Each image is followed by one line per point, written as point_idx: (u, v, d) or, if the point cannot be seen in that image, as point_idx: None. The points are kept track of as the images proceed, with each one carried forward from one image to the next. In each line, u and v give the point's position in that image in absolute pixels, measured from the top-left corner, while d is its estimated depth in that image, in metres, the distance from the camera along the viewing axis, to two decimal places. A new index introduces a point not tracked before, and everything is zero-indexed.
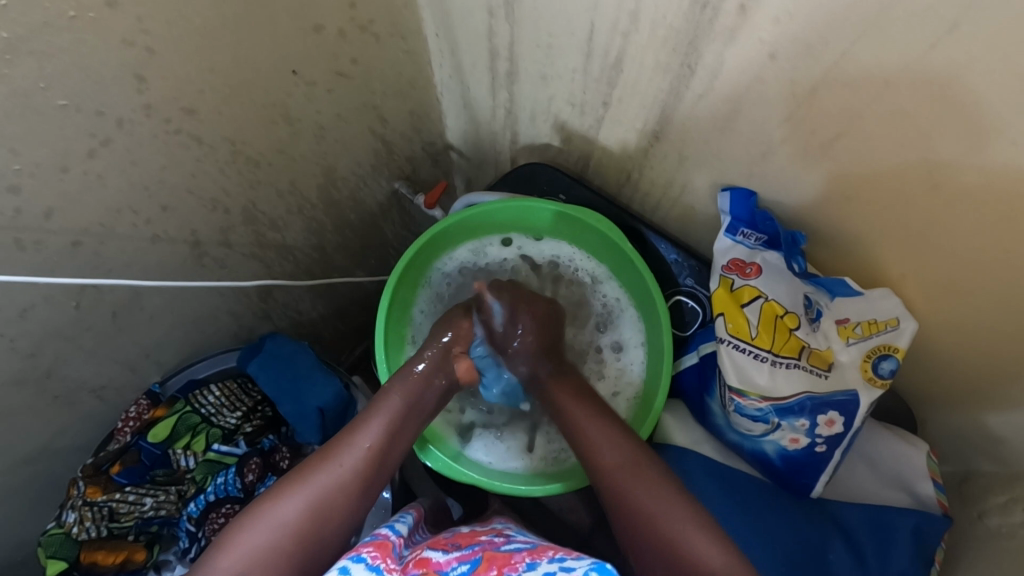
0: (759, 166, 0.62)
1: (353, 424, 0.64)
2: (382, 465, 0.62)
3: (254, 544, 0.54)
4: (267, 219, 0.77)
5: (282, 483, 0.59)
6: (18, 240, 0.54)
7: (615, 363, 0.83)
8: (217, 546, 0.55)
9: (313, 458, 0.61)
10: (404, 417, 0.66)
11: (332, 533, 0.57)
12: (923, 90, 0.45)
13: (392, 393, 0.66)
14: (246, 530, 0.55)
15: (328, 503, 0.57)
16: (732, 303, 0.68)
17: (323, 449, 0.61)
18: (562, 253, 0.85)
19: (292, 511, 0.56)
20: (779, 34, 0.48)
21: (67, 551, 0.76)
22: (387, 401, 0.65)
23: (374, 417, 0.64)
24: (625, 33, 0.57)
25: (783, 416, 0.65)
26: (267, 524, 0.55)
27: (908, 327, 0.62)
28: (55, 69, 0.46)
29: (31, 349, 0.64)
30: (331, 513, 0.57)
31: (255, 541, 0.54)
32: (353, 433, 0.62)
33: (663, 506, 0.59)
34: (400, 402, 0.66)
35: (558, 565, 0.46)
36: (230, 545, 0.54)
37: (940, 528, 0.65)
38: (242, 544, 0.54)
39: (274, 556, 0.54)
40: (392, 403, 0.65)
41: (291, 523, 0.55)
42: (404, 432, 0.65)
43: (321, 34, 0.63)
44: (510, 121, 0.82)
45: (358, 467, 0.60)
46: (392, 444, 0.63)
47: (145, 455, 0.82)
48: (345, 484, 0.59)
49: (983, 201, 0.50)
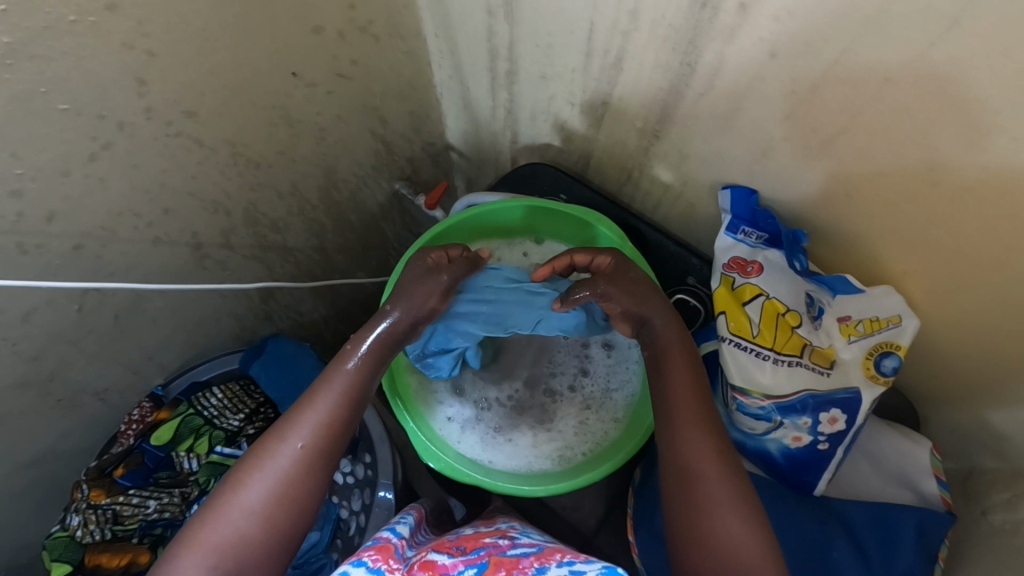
0: (760, 164, 0.62)
1: (306, 396, 0.61)
2: (338, 436, 0.59)
3: (221, 536, 0.53)
4: (268, 221, 0.77)
5: (241, 465, 0.57)
6: (20, 244, 0.54)
7: (606, 365, 0.81)
8: (185, 539, 0.54)
9: (269, 436, 0.58)
10: (362, 379, 0.62)
11: (298, 517, 0.56)
12: (924, 86, 0.45)
13: (346, 359, 0.63)
14: (212, 523, 0.54)
15: (291, 487, 0.56)
16: (733, 302, 0.67)
17: (279, 426, 0.59)
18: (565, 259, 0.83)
19: (256, 499, 0.55)
20: (779, 31, 0.48)
21: (72, 554, 0.77)
22: (334, 375, 0.62)
23: (328, 388, 0.61)
24: (625, 31, 0.57)
25: (785, 414, 0.65)
26: (232, 515, 0.54)
27: (909, 324, 0.62)
28: (56, 73, 0.46)
29: (34, 353, 0.64)
30: (294, 497, 0.56)
31: (222, 534, 0.53)
32: (307, 406, 0.59)
33: (705, 480, 0.57)
34: (353, 369, 0.62)
35: (567, 570, 0.46)
36: (198, 539, 0.53)
37: (943, 526, 0.65)
38: (209, 539, 0.53)
39: (243, 546, 0.53)
40: (339, 378, 0.61)
41: (255, 512, 0.54)
42: (364, 392, 0.62)
43: (321, 36, 0.63)
44: (509, 121, 0.82)
45: (319, 444, 0.58)
46: (348, 410, 0.61)
47: (148, 457, 0.84)
48: (305, 460, 0.57)
49: (985, 197, 0.50)
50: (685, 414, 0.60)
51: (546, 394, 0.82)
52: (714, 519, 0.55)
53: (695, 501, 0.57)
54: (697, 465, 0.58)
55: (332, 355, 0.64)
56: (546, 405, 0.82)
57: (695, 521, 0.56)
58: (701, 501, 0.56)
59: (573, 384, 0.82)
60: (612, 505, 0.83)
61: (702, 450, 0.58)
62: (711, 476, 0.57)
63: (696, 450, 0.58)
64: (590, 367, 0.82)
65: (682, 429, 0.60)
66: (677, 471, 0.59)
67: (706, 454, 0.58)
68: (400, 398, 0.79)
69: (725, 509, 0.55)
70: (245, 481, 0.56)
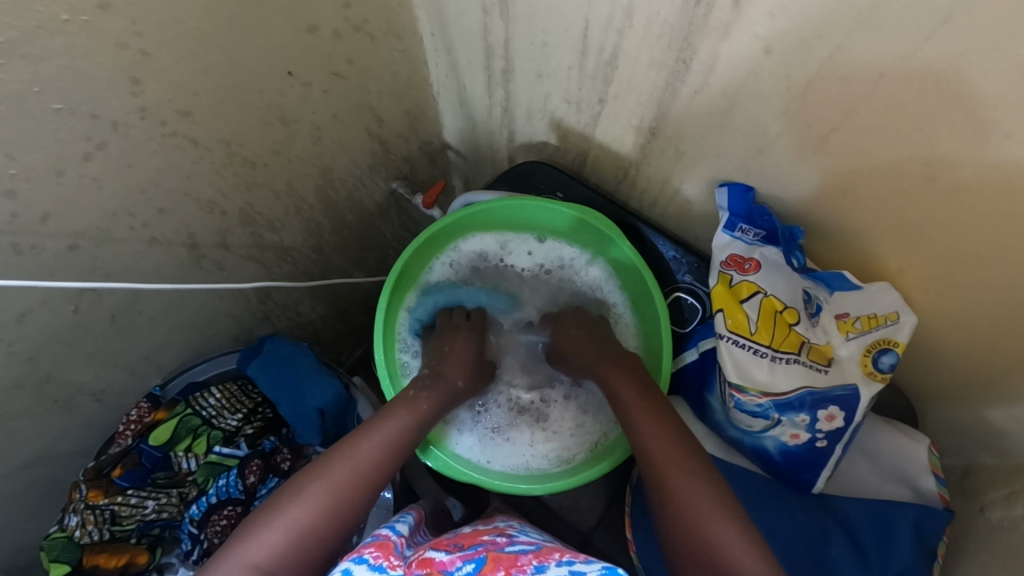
0: (755, 160, 0.62)
1: (367, 426, 0.64)
2: (391, 469, 0.61)
3: (276, 535, 0.52)
4: (265, 221, 0.77)
5: (298, 478, 0.58)
6: (15, 244, 0.54)
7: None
8: (235, 542, 0.53)
9: (329, 455, 0.60)
10: (417, 426, 0.66)
11: (347, 530, 0.56)
12: (920, 82, 0.45)
13: (409, 405, 0.67)
14: (265, 525, 0.53)
15: (344, 502, 0.56)
16: (731, 299, 0.67)
17: (336, 448, 0.61)
18: (563, 256, 0.84)
19: (312, 505, 0.55)
20: (773, 27, 0.48)
21: (69, 555, 0.77)
22: (397, 415, 0.65)
23: (386, 423, 0.64)
24: (620, 29, 0.57)
25: (783, 411, 0.65)
26: (288, 520, 0.54)
27: (908, 321, 0.62)
28: (48, 73, 0.46)
29: (30, 354, 0.64)
30: (346, 510, 0.56)
31: (280, 535, 0.53)
32: (367, 434, 0.62)
33: (681, 474, 0.57)
34: (414, 415, 0.66)
35: (567, 569, 0.46)
36: (249, 539, 0.52)
37: (940, 522, 0.65)
38: (264, 537, 0.52)
39: (295, 549, 0.52)
40: (403, 418, 0.65)
41: (310, 519, 0.54)
42: (415, 438, 0.66)
43: (316, 35, 0.63)
44: (506, 120, 0.82)
45: (377, 468, 0.60)
46: (402, 450, 0.63)
47: (146, 457, 0.82)
48: (361, 479, 0.58)
49: (981, 193, 0.50)
50: (646, 418, 0.63)
51: (540, 396, 0.83)
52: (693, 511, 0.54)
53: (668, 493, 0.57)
54: (675, 464, 0.58)
55: (394, 401, 0.67)
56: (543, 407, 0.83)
57: (677, 516, 0.55)
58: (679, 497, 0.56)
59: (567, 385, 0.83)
60: (611, 504, 0.82)
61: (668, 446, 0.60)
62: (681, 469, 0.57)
63: (658, 450, 0.60)
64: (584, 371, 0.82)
65: (661, 436, 0.61)
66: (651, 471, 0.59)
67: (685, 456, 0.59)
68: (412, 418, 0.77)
69: (704, 503, 0.54)
70: (305, 488, 0.56)
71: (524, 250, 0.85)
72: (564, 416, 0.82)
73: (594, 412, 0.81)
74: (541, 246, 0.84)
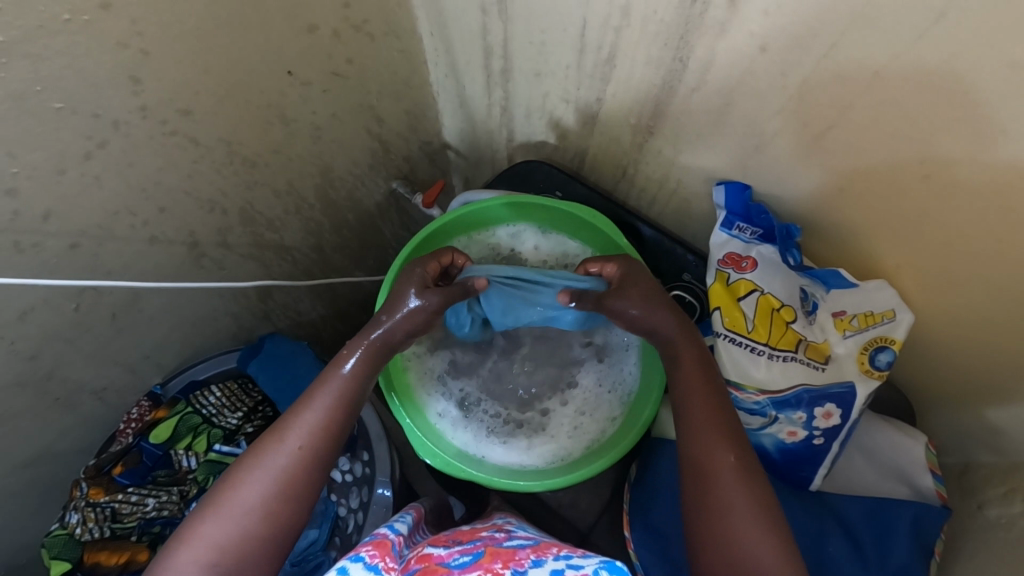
0: (753, 159, 0.62)
1: (302, 400, 0.60)
2: (332, 439, 0.59)
3: (216, 536, 0.52)
4: (265, 220, 0.78)
5: (237, 466, 0.56)
6: (17, 243, 0.54)
7: (596, 373, 0.81)
8: (178, 540, 0.53)
9: (264, 439, 0.58)
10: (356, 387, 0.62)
11: (290, 515, 0.55)
12: (915, 81, 0.45)
13: (342, 363, 0.62)
14: (208, 520, 0.53)
15: (281, 490, 0.55)
16: (728, 298, 0.67)
17: (277, 427, 0.58)
18: (569, 250, 0.82)
19: (253, 499, 0.54)
20: (769, 26, 0.48)
21: (71, 552, 0.77)
22: (328, 381, 0.61)
23: (323, 394, 0.60)
24: (616, 28, 0.57)
25: (780, 409, 0.66)
26: (226, 517, 0.53)
27: (904, 319, 0.62)
28: (50, 72, 0.46)
29: (31, 352, 0.64)
30: (291, 496, 0.55)
31: (218, 533, 0.52)
32: (304, 409, 0.59)
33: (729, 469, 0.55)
34: (348, 373, 0.61)
35: (564, 564, 0.46)
36: (191, 537, 0.52)
37: (938, 519, 0.65)
38: (203, 536, 0.52)
39: (240, 546, 0.52)
40: (332, 381, 0.61)
41: (250, 513, 0.53)
42: (359, 401, 0.62)
43: (316, 35, 0.64)
44: (505, 119, 0.82)
45: (315, 445, 0.57)
46: (346, 415, 0.60)
47: (146, 456, 0.83)
48: (300, 464, 0.56)
49: (977, 191, 0.50)
50: (699, 398, 0.60)
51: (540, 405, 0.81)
52: (724, 508, 0.54)
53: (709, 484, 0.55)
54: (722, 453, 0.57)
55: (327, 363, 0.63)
56: (542, 414, 0.81)
57: (702, 516, 0.55)
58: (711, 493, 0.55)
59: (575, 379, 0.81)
60: (610, 502, 0.83)
61: (723, 428, 0.58)
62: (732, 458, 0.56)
63: (704, 442, 0.58)
64: (583, 374, 0.81)
65: (699, 423, 0.59)
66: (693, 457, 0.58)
67: (717, 446, 0.57)
68: (404, 411, 0.78)
69: (738, 499, 0.54)
70: (242, 477, 0.55)
71: (531, 245, 0.83)
72: (563, 421, 0.80)
73: (593, 415, 0.79)
74: (549, 241, 0.83)
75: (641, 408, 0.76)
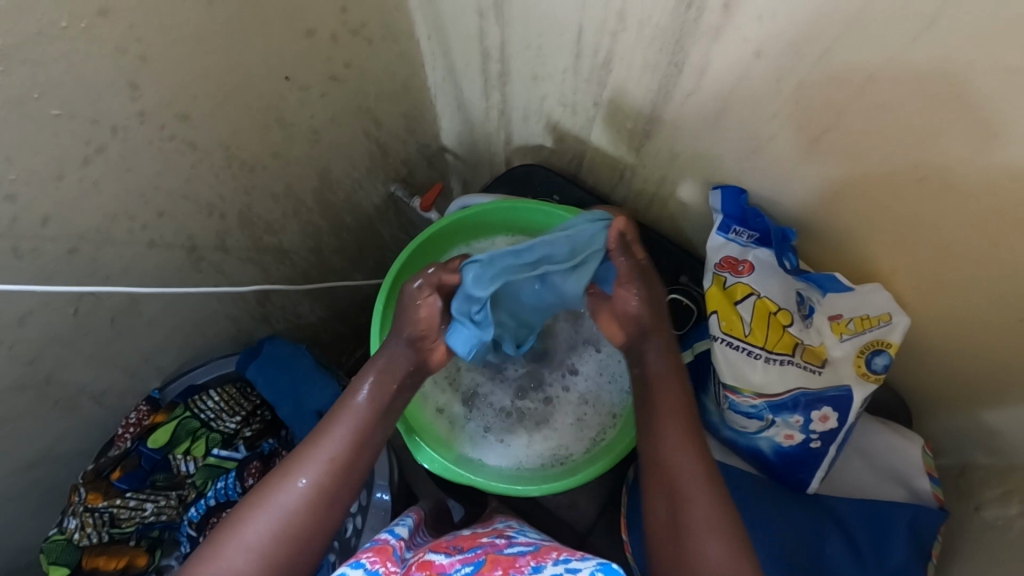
0: (749, 162, 0.62)
1: (316, 434, 0.62)
2: (346, 475, 0.61)
3: (229, 564, 0.53)
4: (263, 223, 0.78)
5: (250, 497, 0.58)
6: (16, 248, 0.54)
7: (595, 367, 0.82)
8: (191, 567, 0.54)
9: (278, 471, 0.60)
10: (369, 423, 0.64)
11: (302, 547, 0.56)
12: (908, 85, 0.45)
13: (354, 398, 0.64)
14: (221, 548, 0.54)
15: (297, 516, 0.57)
16: (725, 301, 0.67)
17: (290, 460, 0.60)
18: None
19: (267, 529, 0.55)
20: (764, 31, 0.48)
21: (69, 557, 0.78)
22: (343, 416, 0.63)
23: (336, 428, 0.62)
24: (613, 32, 0.57)
25: (777, 412, 0.66)
26: (242, 543, 0.55)
27: (900, 322, 0.62)
28: (48, 78, 0.46)
29: (30, 356, 0.64)
30: (309, 523, 0.57)
31: (231, 562, 0.53)
32: (318, 443, 0.61)
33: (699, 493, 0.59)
34: (360, 410, 0.64)
35: (562, 568, 0.46)
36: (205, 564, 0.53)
37: (936, 519, 0.65)
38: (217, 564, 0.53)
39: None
40: (348, 418, 0.63)
41: (264, 541, 0.55)
42: (370, 436, 0.64)
43: (313, 38, 0.64)
44: (502, 122, 0.82)
45: (329, 479, 0.59)
46: (358, 451, 0.62)
47: (145, 460, 0.83)
48: (314, 498, 0.58)
49: (971, 194, 0.50)
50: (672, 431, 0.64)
51: (542, 395, 0.82)
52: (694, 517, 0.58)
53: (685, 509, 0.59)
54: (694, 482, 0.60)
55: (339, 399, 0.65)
56: (542, 407, 0.81)
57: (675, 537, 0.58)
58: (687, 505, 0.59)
59: (573, 368, 0.82)
60: (608, 504, 0.83)
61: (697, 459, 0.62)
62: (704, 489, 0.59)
63: (678, 469, 0.61)
64: (583, 364, 0.82)
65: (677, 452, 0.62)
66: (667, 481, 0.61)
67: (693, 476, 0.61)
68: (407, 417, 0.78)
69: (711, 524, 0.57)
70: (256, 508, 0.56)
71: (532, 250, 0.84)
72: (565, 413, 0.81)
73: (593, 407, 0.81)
74: None
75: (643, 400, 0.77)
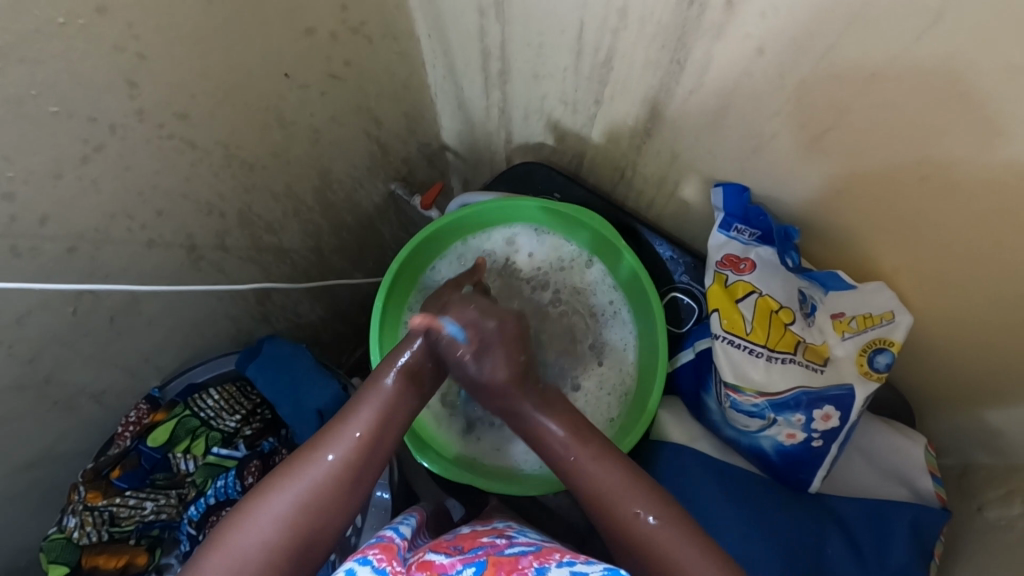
0: (751, 160, 0.62)
1: (342, 414, 0.62)
2: (374, 454, 0.60)
3: (246, 544, 0.52)
4: (263, 222, 0.77)
5: (272, 476, 0.57)
6: (14, 247, 0.54)
7: (595, 376, 0.82)
8: (206, 547, 0.53)
9: (301, 450, 0.59)
10: (395, 405, 0.63)
11: (326, 525, 0.55)
12: (910, 82, 0.45)
13: (381, 379, 0.64)
14: (239, 528, 0.53)
15: (321, 494, 0.56)
16: (727, 299, 0.67)
17: (313, 440, 0.60)
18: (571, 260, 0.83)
19: (284, 508, 0.54)
20: (766, 28, 0.48)
21: (68, 556, 0.78)
22: (369, 397, 0.63)
23: (363, 407, 0.62)
24: (614, 30, 0.57)
25: (778, 411, 0.65)
26: (260, 522, 0.53)
27: (903, 320, 0.62)
28: (46, 77, 0.46)
29: (30, 355, 0.64)
30: (332, 500, 0.56)
31: (247, 542, 0.52)
32: (343, 423, 0.60)
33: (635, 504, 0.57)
34: (388, 389, 0.63)
35: (568, 570, 0.46)
36: (225, 542, 0.52)
37: (938, 519, 0.65)
38: (234, 544, 0.52)
39: (268, 554, 0.52)
40: (374, 399, 0.63)
41: (282, 520, 0.54)
42: (396, 418, 0.63)
43: (313, 37, 0.64)
44: (503, 121, 0.82)
45: (354, 459, 0.58)
46: (384, 431, 0.61)
47: (145, 459, 0.83)
48: (337, 477, 0.57)
49: (974, 193, 0.50)
50: (586, 455, 0.61)
51: None
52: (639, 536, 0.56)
53: (630, 527, 0.56)
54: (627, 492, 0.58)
55: (364, 382, 0.65)
56: None
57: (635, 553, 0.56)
58: (624, 524, 0.57)
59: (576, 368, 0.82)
60: None
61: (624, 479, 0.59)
62: (642, 511, 0.57)
63: (606, 486, 0.59)
64: (583, 368, 0.82)
65: (598, 473, 0.60)
66: (603, 510, 0.58)
67: (626, 495, 0.58)
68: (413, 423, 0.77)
69: (670, 533, 0.55)
70: (275, 488, 0.55)
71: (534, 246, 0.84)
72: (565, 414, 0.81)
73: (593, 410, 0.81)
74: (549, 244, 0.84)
75: (641, 405, 0.76)
